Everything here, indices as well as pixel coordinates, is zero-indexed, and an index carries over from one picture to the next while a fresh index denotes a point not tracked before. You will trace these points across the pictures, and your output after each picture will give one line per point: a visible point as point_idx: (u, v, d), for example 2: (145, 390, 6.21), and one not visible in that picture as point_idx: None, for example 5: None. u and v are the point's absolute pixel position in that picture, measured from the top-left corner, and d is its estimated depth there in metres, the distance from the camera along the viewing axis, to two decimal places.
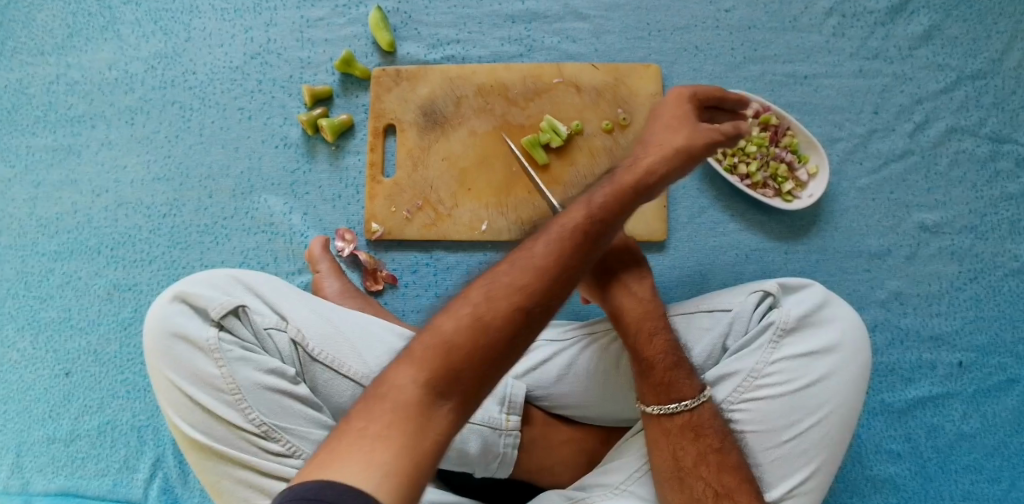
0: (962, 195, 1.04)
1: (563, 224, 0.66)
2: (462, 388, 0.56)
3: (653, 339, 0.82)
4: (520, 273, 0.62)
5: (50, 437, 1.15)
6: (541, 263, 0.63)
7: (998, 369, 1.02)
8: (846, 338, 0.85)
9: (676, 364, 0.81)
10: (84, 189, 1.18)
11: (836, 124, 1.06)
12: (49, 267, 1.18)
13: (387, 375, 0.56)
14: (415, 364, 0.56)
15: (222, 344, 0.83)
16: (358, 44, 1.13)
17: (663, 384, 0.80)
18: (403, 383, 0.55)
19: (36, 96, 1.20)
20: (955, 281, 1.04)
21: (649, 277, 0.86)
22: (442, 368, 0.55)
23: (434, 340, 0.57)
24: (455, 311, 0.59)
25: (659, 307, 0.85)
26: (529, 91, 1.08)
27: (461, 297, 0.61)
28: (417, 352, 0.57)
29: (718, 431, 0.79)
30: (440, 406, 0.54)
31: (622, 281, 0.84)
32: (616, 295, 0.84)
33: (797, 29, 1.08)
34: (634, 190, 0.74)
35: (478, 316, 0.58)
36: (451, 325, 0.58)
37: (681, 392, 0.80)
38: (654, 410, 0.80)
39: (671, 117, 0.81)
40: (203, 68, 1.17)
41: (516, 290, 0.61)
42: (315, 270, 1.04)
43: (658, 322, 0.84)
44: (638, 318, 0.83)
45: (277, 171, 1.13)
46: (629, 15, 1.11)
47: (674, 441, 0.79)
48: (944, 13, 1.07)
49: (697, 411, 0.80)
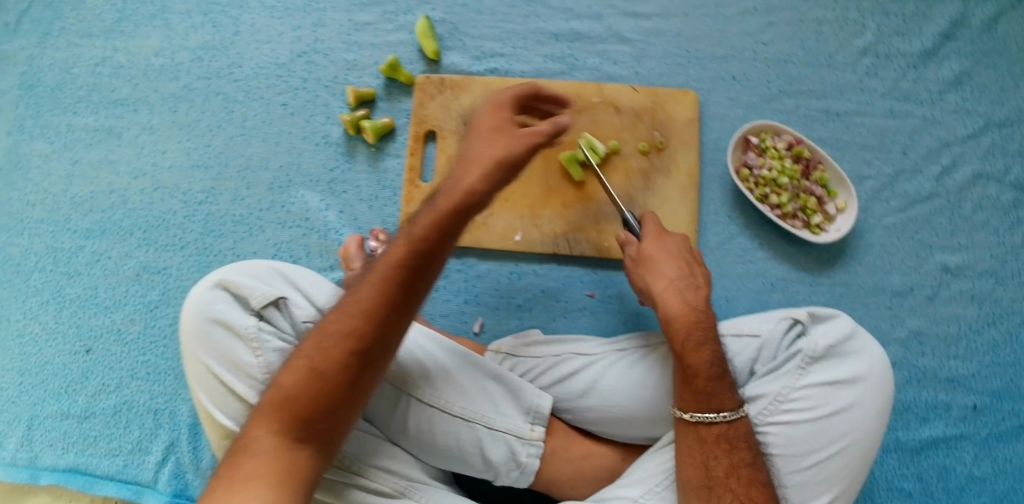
0: (984, 239, 1.07)
1: (384, 265, 0.74)
2: (313, 434, 0.69)
3: (700, 349, 0.85)
4: (341, 320, 0.73)
5: (64, 412, 1.13)
6: (355, 307, 0.73)
7: (1011, 414, 1.04)
8: (874, 370, 0.87)
9: (718, 376, 0.84)
10: (122, 170, 1.20)
11: (866, 161, 1.09)
12: (79, 244, 1.18)
13: (249, 429, 0.70)
14: (268, 417, 0.69)
15: (262, 334, 0.85)
16: (403, 51, 1.16)
17: (702, 393, 0.83)
18: (258, 437, 0.68)
19: (81, 77, 1.22)
20: (973, 324, 1.06)
21: (704, 291, 0.91)
22: (289, 421, 0.69)
23: (278, 395, 0.70)
24: (295, 365, 0.72)
25: (708, 319, 0.88)
26: (570, 108, 1.10)
27: (300, 349, 0.74)
28: (268, 406, 0.70)
29: (751, 446, 0.82)
30: (297, 452, 0.68)
31: (677, 289, 0.90)
32: (670, 301, 0.89)
33: (833, 66, 1.11)
34: (449, 211, 0.76)
35: (314, 368, 0.71)
36: (292, 382, 0.71)
37: (721, 404, 0.82)
38: (693, 418, 0.82)
39: (487, 128, 0.82)
40: (249, 62, 1.20)
41: (329, 338, 0.72)
42: (350, 267, 1.06)
43: (706, 333, 0.87)
44: (688, 324, 0.87)
45: (316, 168, 1.16)
46: (670, 41, 1.13)
47: (708, 451, 0.82)
48: (975, 60, 1.11)
49: (733, 424, 0.82)
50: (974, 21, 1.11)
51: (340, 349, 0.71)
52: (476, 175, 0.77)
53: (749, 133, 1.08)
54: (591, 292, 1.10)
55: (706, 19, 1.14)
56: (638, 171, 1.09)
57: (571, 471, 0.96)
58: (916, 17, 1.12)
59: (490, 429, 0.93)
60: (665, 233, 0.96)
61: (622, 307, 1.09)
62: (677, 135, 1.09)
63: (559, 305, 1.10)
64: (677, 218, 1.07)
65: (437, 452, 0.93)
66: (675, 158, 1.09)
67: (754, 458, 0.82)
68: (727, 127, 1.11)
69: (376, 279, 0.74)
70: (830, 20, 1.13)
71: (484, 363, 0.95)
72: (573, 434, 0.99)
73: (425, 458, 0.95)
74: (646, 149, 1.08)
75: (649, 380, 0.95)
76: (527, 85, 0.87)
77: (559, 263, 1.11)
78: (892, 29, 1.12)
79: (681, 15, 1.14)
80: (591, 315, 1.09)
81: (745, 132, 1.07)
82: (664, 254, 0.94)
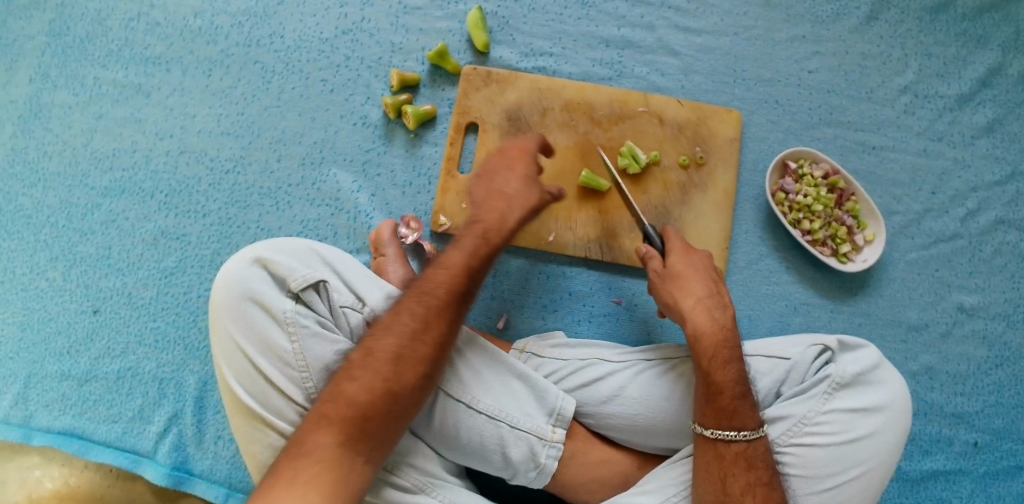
0: (1000, 283, 1.11)
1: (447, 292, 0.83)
2: (375, 445, 0.75)
3: (726, 367, 0.86)
4: (405, 340, 0.79)
5: (64, 373, 1.09)
6: (422, 331, 0.81)
7: (1009, 454, 1.07)
8: (896, 401, 0.88)
9: (742, 395, 0.85)
10: (147, 130, 1.16)
11: (895, 197, 1.12)
12: (96, 201, 1.14)
13: (309, 435, 0.73)
14: (336, 427, 0.73)
15: (299, 318, 0.84)
16: (452, 39, 1.16)
17: (727, 410, 0.84)
18: (325, 444, 0.72)
19: (114, 29, 1.18)
20: (982, 364, 1.09)
21: (730, 309, 0.92)
22: (357, 433, 0.74)
23: (349, 407, 0.74)
24: (364, 381, 0.76)
25: (735, 338, 0.89)
26: (614, 114, 1.11)
27: (359, 362, 0.78)
28: (335, 416, 0.74)
29: (769, 466, 0.84)
30: (358, 462, 0.73)
31: (706, 307, 0.91)
32: (699, 318, 0.90)
33: (873, 101, 1.14)
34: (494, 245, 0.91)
35: (388, 386, 0.76)
36: (362, 396, 0.75)
37: (742, 422, 0.84)
38: (712, 435, 0.84)
39: (522, 173, 0.97)
40: (292, 33, 1.17)
41: (401, 360, 0.78)
42: (380, 253, 1.04)
43: (732, 351, 0.88)
44: (715, 343, 0.88)
45: (351, 148, 1.14)
46: (719, 59, 1.15)
47: (724, 467, 0.83)
48: (1008, 109, 1.14)
49: (753, 443, 0.84)
50: (1011, 72, 1.15)
51: (412, 372, 0.78)
52: (518, 211, 0.93)
53: (788, 158, 1.10)
54: (618, 299, 1.10)
55: (755, 42, 1.16)
56: (676, 184, 1.10)
57: (587, 476, 0.96)
58: (957, 61, 1.15)
59: (512, 428, 0.91)
60: (691, 249, 0.97)
61: (647, 317, 1.10)
62: (717, 153, 1.11)
63: (585, 309, 1.10)
64: (711, 234, 1.09)
65: (457, 448, 0.92)
66: (713, 175, 1.10)
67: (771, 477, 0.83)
68: (766, 149, 1.13)
69: (439, 306, 0.82)
70: (874, 55, 1.15)
71: (508, 361, 0.93)
72: (591, 439, 0.98)
73: (444, 453, 0.94)
74: (686, 163, 1.10)
75: (674, 390, 0.94)
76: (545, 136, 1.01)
77: (589, 268, 1.11)
78: (932, 70, 1.15)
79: (731, 35, 1.16)
80: (615, 322, 1.10)
81: (784, 156, 1.09)
82: (691, 271, 0.94)
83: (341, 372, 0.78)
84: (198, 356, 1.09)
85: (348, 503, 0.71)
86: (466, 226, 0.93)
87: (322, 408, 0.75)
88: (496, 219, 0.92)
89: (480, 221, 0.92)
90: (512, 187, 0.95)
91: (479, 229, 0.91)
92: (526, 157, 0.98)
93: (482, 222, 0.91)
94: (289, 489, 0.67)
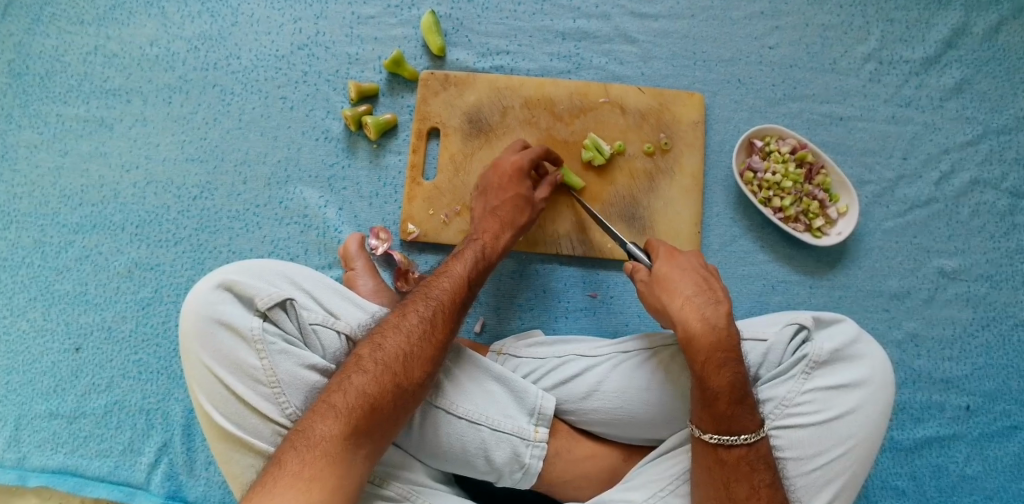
0: (980, 244, 1.09)
1: (447, 298, 0.87)
2: (378, 439, 0.76)
3: (721, 371, 0.82)
4: (413, 340, 0.82)
5: (53, 412, 1.09)
6: (430, 332, 0.83)
7: (1003, 415, 1.06)
8: (875, 374, 0.87)
9: (739, 400, 0.81)
10: (114, 163, 1.16)
11: (867, 166, 1.11)
12: (69, 239, 1.14)
13: (315, 427, 0.74)
14: (343, 418, 0.74)
15: (266, 336, 0.82)
16: (408, 46, 1.15)
17: (722, 415, 0.80)
18: (331, 435, 0.73)
19: (72, 65, 1.18)
20: (968, 327, 1.08)
21: (724, 306, 0.86)
22: (363, 425, 0.75)
23: (356, 398, 0.76)
24: (373, 375, 0.78)
25: (729, 337, 0.84)
26: (575, 107, 1.10)
27: (368, 357, 0.80)
28: (342, 407, 0.75)
29: (770, 467, 0.81)
30: (361, 453, 0.74)
31: (695, 307, 0.85)
32: (689, 320, 0.85)
33: (836, 71, 1.13)
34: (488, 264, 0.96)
35: (397, 381, 0.78)
36: (370, 390, 0.77)
37: (741, 426, 0.81)
38: (712, 440, 0.80)
39: (512, 192, 1.00)
40: (248, 54, 1.17)
41: (409, 358, 0.80)
42: (349, 267, 1.05)
43: (728, 353, 0.83)
44: (708, 346, 0.83)
45: (315, 164, 1.14)
46: (677, 43, 1.14)
47: (728, 472, 0.80)
48: (975, 68, 1.12)
49: (754, 446, 0.81)
50: (975, 30, 1.13)
51: (420, 370, 0.81)
52: (509, 229, 0.98)
53: (754, 136, 1.09)
54: (593, 293, 1.10)
55: (712, 22, 1.15)
56: (642, 172, 1.09)
57: (573, 473, 0.94)
58: (920, 25, 1.13)
59: (493, 430, 0.89)
60: (677, 252, 0.92)
61: (624, 308, 1.09)
62: (682, 137, 1.10)
63: (560, 305, 1.10)
64: (682, 219, 1.08)
65: (439, 455, 0.90)
66: (679, 160, 1.10)
67: (773, 478, 0.81)
68: (731, 129, 1.12)
69: (445, 310, 0.86)
70: (834, 26, 1.14)
71: (486, 364, 0.92)
72: (575, 436, 0.96)
73: (425, 459, 0.92)
74: (651, 150, 1.09)
75: (659, 380, 0.91)
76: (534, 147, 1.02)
77: (563, 263, 1.10)
78: (895, 35, 1.13)
79: (688, 17, 1.15)
80: (593, 316, 1.09)
81: (750, 135, 1.08)
82: (680, 271, 0.90)
83: (349, 365, 0.80)
84: (181, 384, 1.10)
85: (348, 496, 0.72)
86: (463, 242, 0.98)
87: (329, 400, 0.76)
88: (491, 239, 0.97)
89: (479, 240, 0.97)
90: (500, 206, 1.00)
91: (478, 245, 0.96)
92: (520, 171, 1.01)
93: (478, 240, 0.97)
94: (294, 484, 0.69)
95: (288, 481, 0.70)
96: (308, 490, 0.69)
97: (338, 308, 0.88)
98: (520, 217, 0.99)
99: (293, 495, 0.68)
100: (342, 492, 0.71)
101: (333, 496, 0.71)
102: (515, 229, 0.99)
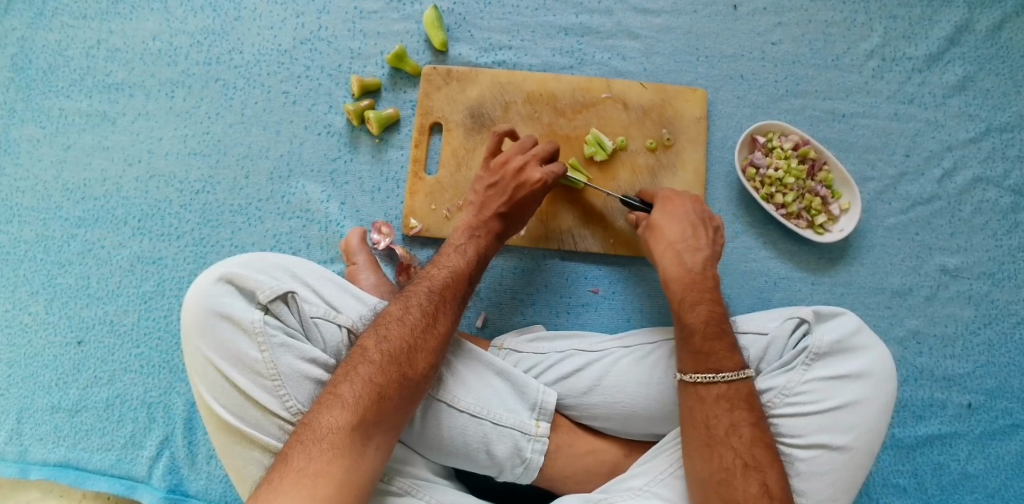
0: (983, 242, 1.09)
1: (448, 293, 0.88)
2: (387, 430, 0.76)
3: (695, 309, 0.87)
4: (416, 331, 0.82)
5: (55, 405, 1.10)
6: (432, 324, 0.84)
7: (1004, 413, 1.06)
8: (878, 366, 0.86)
9: (716, 337, 0.85)
10: (116, 157, 1.16)
11: (869, 163, 1.11)
12: (71, 233, 1.14)
13: (322, 418, 0.74)
14: (350, 408, 0.75)
15: (267, 329, 0.82)
16: (410, 41, 1.15)
17: (701, 352, 0.84)
18: (338, 427, 0.73)
19: (75, 59, 1.18)
20: (970, 324, 1.08)
21: (703, 253, 0.92)
22: (370, 416, 0.75)
23: (362, 389, 0.76)
24: (380, 366, 0.78)
25: (705, 279, 0.90)
26: (578, 103, 1.10)
27: (372, 350, 0.80)
28: (348, 398, 0.75)
29: (753, 407, 0.81)
30: (370, 445, 0.74)
31: (676, 252, 0.92)
32: (668, 264, 0.92)
33: (840, 68, 1.13)
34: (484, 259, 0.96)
35: (402, 372, 0.79)
36: (376, 380, 0.77)
37: (722, 364, 0.83)
38: (693, 378, 0.83)
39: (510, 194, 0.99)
40: (251, 48, 1.17)
41: (414, 350, 0.81)
42: (351, 261, 1.05)
43: (703, 292, 0.89)
44: (684, 286, 0.90)
45: (318, 159, 1.14)
46: (680, 39, 1.14)
47: (707, 409, 0.81)
48: (978, 65, 1.12)
49: (734, 385, 0.82)
50: (979, 27, 1.13)
51: (425, 361, 0.81)
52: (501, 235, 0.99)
53: (757, 132, 1.09)
54: (595, 288, 1.10)
55: (715, 18, 1.15)
56: (645, 168, 1.09)
57: (574, 468, 0.94)
58: (922, 21, 1.13)
59: (495, 425, 0.89)
60: (673, 197, 0.98)
61: (626, 304, 1.09)
62: (684, 133, 1.10)
63: (563, 301, 1.10)
64: None
65: (439, 449, 0.90)
66: (681, 156, 1.10)
67: (757, 417, 0.81)
68: (734, 125, 1.12)
69: (446, 303, 0.87)
70: (837, 22, 1.14)
71: (486, 357, 0.92)
72: (576, 431, 0.95)
73: (427, 454, 0.92)
74: (654, 145, 1.09)
75: (659, 375, 0.91)
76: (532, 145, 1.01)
77: (564, 259, 1.10)
78: (898, 32, 1.13)
79: (691, 13, 1.15)
80: (594, 311, 1.09)
81: (752, 131, 1.08)
82: (670, 216, 0.96)
83: (353, 358, 0.79)
84: (184, 378, 1.10)
85: (357, 488, 0.72)
86: (459, 234, 0.98)
87: (335, 391, 0.76)
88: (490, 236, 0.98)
89: (477, 239, 0.97)
90: (522, 190, 0.98)
91: (480, 241, 0.97)
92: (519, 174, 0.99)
93: (479, 236, 0.97)
94: (299, 477, 0.70)
95: (293, 476, 0.70)
96: (314, 483, 0.69)
97: (341, 303, 0.89)
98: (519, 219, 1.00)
99: (299, 488, 0.69)
100: (349, 484, 0.71)
101: (341, 487, 0.71)
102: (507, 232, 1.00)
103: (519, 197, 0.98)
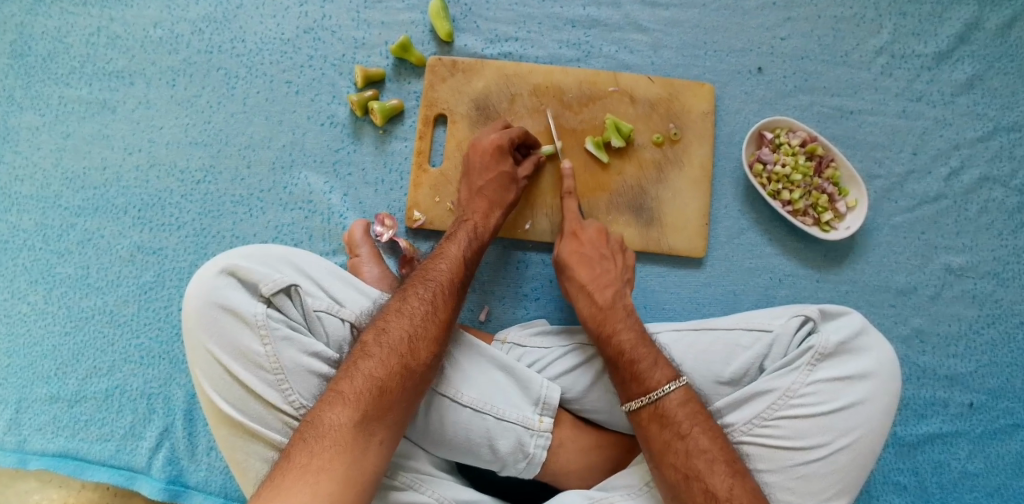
0: (988, 241, 1.09)
1: (443, 281, 0.88)
2: (390, 425, 0.76)
3: (613, 341, 0.89)
4: (416, 321, 0.82)
5: (53, 395, 1.09)
6: (432, 313, 0.84)
7: (1005, 413, 1.06)
8: (882, 366, 0.86)
9: (634, 359, 0.86)
10: (116, 145, 1.14)
11: (876, 161, 1.10)
12: (71, 222, 1.13)
13: (324, 416, 0.73)
14: (351, 405, 0.74)
15: (270, 322, 0.81)
16: (415, 31, 1.14)
17: (626, 381, 0.85)
18: (340, 423, 0.73)
19: (75, 46, 1.16)
20: (973, 324, 1.07)
21: (613, 288, 0.94)
22: (372, 411, 0.74)
23: (363, 384, 0.76)
24: (380, 359, 0.78)
25: (617, 311, 0.92)
26: (584, 96, 1.09)
27: (373, 342, 0.79)
28: (350, 394, 0.75)
29: (688, 416, 0.81)
30: (374, 442, 0.74)
31: (587, 292, 0.94)
32: (581, 308, 0.94)
33: (848, 64, 1.12)
34: (479, 242, 0.97)
35: (403, 363, 0.78)
36: (378, 374, 0.77)
37: (644, 385, 0.84)
38: (627, 407, 0.84)
39: (496, 170, 1.00)
40: (254, 37, 1.15)
41: (414, 339, 0.80)
42: (355, 254, 1.05)
43: (617, 323, 0.90)
44: (597, 323, 0.91)
45: (320, 149, 1.13)
46: (687, 32, 1.13)
47: (645, 432, 0.82)
48: (987, 64, 1.11)
49: (659, 402, 0.82)
50: (989, 25, 1.12)
51: (426, 350, 0.81)
52: (499, 209, 1.00)
53: (765, 128, 1.08)
54: None
55: (724, 12, 1.13)
56: (651, 163, 1.08)
57: (576, 464, 0.93)
58: (932, 19, 1.12)
59: (499, 419, 0.88)
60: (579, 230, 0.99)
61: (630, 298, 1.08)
62: (691, 129, 1.09)
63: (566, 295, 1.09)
64: (690, 211, 1.08)
65: (443, 444, 0.89)
66: (689, 152, 1.09)
67: (690, 427, 0.80)
68: (741, 121, 1.11)
69: (444, 291, 0.87)
70: (846, 18, 1.13)
71: (488, 352, 0.91)
72: (578, 425, 0.95)
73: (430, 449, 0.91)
74: (660, 140, 1.08)
75: None
76: (512, 128, 1.02)
77: None
78: (908, 29, 1.12)
79: (700, 7, 1.13)
80: None
81: (760, 126, 1.08)
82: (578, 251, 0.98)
83: (355, 352, 0.79)
84: (184, 369, 1.09)
85: (362, 486, 0.71)
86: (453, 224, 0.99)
87: (337, 388, 0.76)
88: (483, 218, 0.98)
89: (465, 225, 0.97)
90: (478, 159, 1.01)
91: (469, 225, 0.97)
92: (500, 150, 1.00)
93: (469, 221, 0.98)
94: (303, 476, 0.69)
95: (296, 475, 0.69)
96: (317, 481, 0.68)
97: (344, 296, 0.88)
98: (507, 194, 1.00)
99: (303, 487, 0.68)
100: (353, 482, 0.70)
101: (345, 484, 0.70)
102: (506, 208, 1.00)
103: (491, 162, 1.00)
